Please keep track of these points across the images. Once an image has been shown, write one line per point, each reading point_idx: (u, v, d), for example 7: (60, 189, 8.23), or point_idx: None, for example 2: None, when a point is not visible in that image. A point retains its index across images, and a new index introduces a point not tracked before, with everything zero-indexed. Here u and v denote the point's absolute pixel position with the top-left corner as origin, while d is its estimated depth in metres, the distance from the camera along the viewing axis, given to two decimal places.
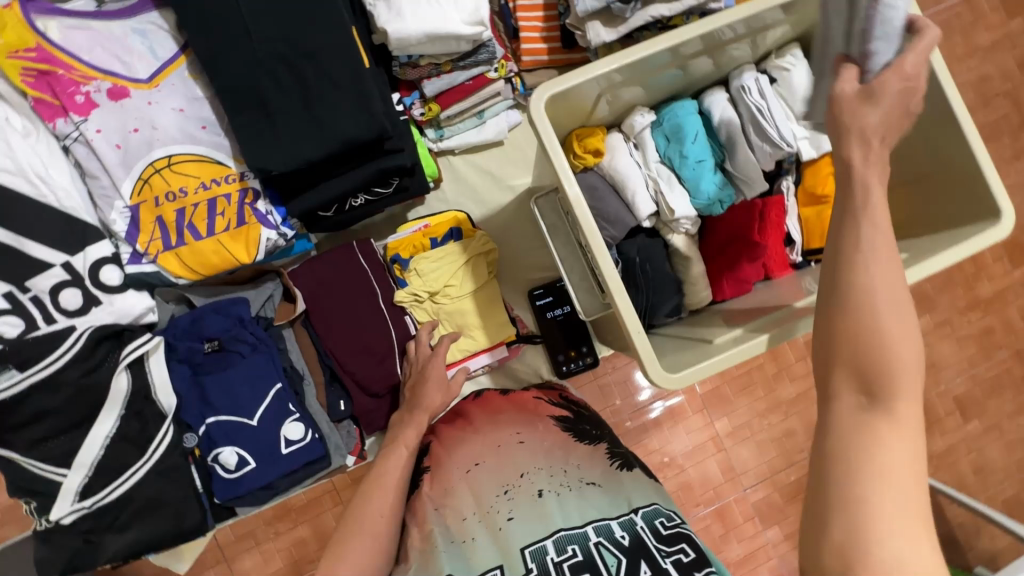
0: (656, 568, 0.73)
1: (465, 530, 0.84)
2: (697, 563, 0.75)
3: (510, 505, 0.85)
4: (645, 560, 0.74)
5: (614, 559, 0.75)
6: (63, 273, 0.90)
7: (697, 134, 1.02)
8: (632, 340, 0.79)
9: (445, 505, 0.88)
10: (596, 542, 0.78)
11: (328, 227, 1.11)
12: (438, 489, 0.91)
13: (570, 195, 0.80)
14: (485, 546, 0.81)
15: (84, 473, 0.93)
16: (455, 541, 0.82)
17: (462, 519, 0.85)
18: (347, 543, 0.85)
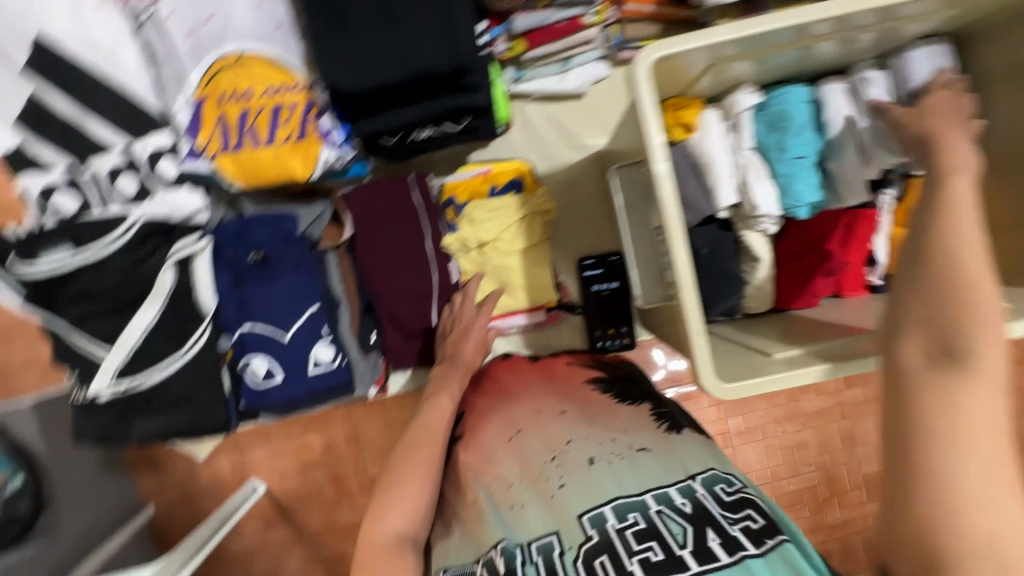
0: (725, 538, 0.67)
1: (512, 497, 0.80)
2: (768, 534, 0.67)
3: (559, 472, 0.79)
4: (711, 527, 0.68)
5: (678, 528, 0.69)
6: (121, 159, 0.90)
7: (802, 126, 0.92)
8: (691, 339, 0.75)
9: (490, 473, 0.84)
10: (657, 509, 0.72)
11: (385, 155, 1.06)
12: (482, 456, 0.87)
13: (656, 171, 0.73)
14: (534, 514, 0.76)
15: (123, 356, 0.96)
16: (504, 509, 0.79)
17: (508, 487, 0.81)
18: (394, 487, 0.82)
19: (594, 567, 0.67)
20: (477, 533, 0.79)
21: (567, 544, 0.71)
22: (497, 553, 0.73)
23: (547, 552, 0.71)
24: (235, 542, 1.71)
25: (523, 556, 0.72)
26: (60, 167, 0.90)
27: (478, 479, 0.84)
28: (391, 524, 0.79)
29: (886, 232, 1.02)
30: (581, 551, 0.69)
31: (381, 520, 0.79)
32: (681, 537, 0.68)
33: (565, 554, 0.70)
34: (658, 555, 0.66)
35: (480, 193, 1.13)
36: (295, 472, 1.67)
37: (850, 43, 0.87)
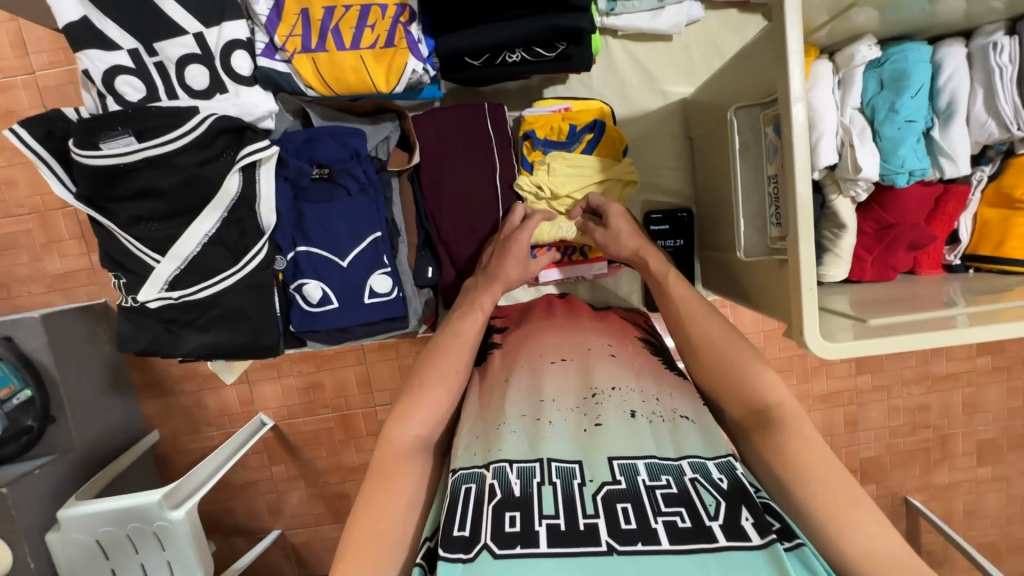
0: (759, 519, 0.60)
1: (542, 412, 0.78)
2: (788, 534, 0.60)
3: (596, 411, 0.77)
4: (746, 505, 0.62)
5: (711, 500, 0.63)
6: (193, 46, 0.81)
7: (920, 88, 0.87)
8: (800, 296, 0.72)
9: (527, 385, 0.84)
10: (691, 477, 0.66)
11: (463, 81, 0.99)
12: (521, 369, 0.87)
13: (791, 113, 0.68)
14: (558, 437, 0.73)
15: (178, 265, 0.90)
16: (527, 419, 0.77)
17: (540, 402, 0.80)
18: (424, 389, 0.79)
19: (614, 511, 0.63)
20: (490, 438, 0.75)
21: (589, 477, 0.67)
22: (506, 466, 0.69)
23: (565, 477, 0.67)
24: (238, 474, 1.69)
25: (539, 476, 0.68)
26: (124, 47, 0.80)
27: (510, 388, 0.84)
28: (412, 427, 0.75)
29: (972, 211, 1.00)
30: (603, 488, 0.65)
31: (404, 423, 0.75)
32: (713, 510, 0.62)
33: (586, 485, 0.66)
34: (684, 522, 0.61)
35: (558, 131, 1.06)
36: (302, 411, 1.64)
37: (982, 3, 0.82)
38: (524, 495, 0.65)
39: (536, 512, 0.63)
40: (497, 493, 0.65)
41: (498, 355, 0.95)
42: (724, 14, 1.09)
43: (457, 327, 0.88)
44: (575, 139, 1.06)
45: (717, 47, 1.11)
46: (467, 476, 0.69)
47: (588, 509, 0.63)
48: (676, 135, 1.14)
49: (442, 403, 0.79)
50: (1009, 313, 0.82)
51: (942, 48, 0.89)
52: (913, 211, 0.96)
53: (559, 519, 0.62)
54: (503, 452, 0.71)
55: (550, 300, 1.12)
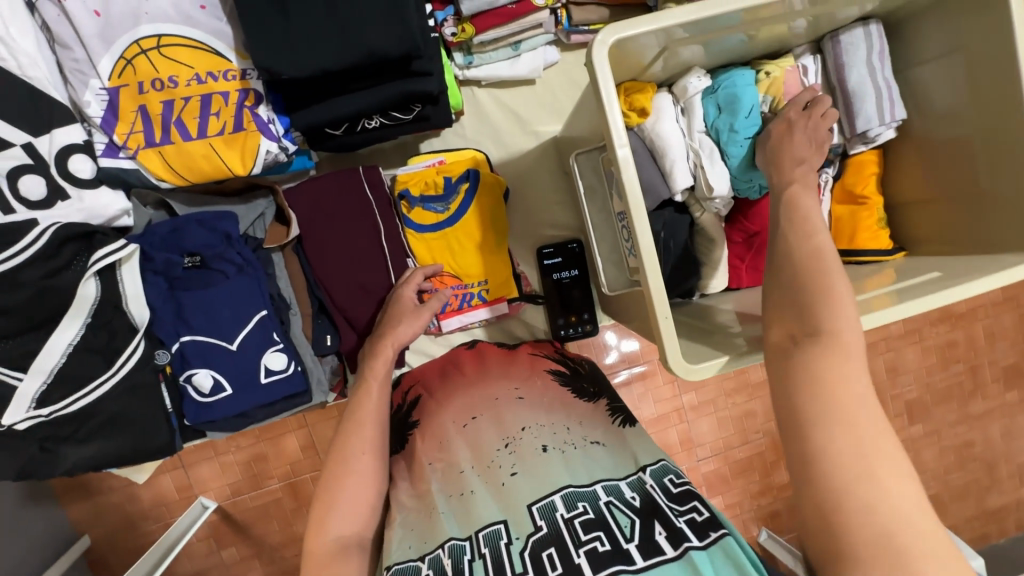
0: (672, 530, 0.63)
1: (461, 485, 0.76)
2: (713, 525, 0.62)
3: (513, 460, 0.77)
4: (658, 519, 0.64)
5: (626, 520, 0.65)
6: (24, 156, 0.78)
7: (752, 108, 0.91)
8: (658, 325, 0.75)
9: (443, 459, 0.81)
10: (605, 501, 0.68)
11: (331, 149, 0.99)
12: (435, 445, 0.84)
13: (618, 155, 0.72)
14: (484, 503, 0.72)
15: (43, 380, 0.85)
16: (452, 498, 0.75)
17: (458, 473, 0.78)
18: (336, 488, 0.75)
19: (540, 560, 0.62)
20: (421, 527, 0.72)
21: (515, 534, 0.66)
22: (441, 551, 0.67)
23: (492, 542, 0.66)
24: (183, 566, 1.59)
25: (470, 552, 0.66)
26: None
27: (428, 467, 0.81)
28: (333, 529, 0.73)
29: (826, 211, 1.07)
30: (529, 540, 0.65)
31: (321, 529, 0.73)
32: (629, 531, 0.63)
33: (513, 543, 0.65)
34: (604, 546, 0.62)
35: (433, 185, 1.08)
36: (248, 486, 1.55)
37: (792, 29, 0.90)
38: (456, 571, 0.64)
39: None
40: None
41: (414, 434, 0.88)
42: (579, 54, 1.15)
43: (349, 417, 0.82)
44: (452, 191, 1.08)
45: (579, 85, 1.16)
46: (404, 569, 0.66)
47: (516, 567, 0.62)
48: (553, 171, 1.18)
49: (363, 492, 0.76)
50: (879, 300, 0.86)
51: (775, 69, 0.94)
52: (772, 217, 1.02)
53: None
54: (439, 537, 0.69)
55: (458, 352, 1.06)
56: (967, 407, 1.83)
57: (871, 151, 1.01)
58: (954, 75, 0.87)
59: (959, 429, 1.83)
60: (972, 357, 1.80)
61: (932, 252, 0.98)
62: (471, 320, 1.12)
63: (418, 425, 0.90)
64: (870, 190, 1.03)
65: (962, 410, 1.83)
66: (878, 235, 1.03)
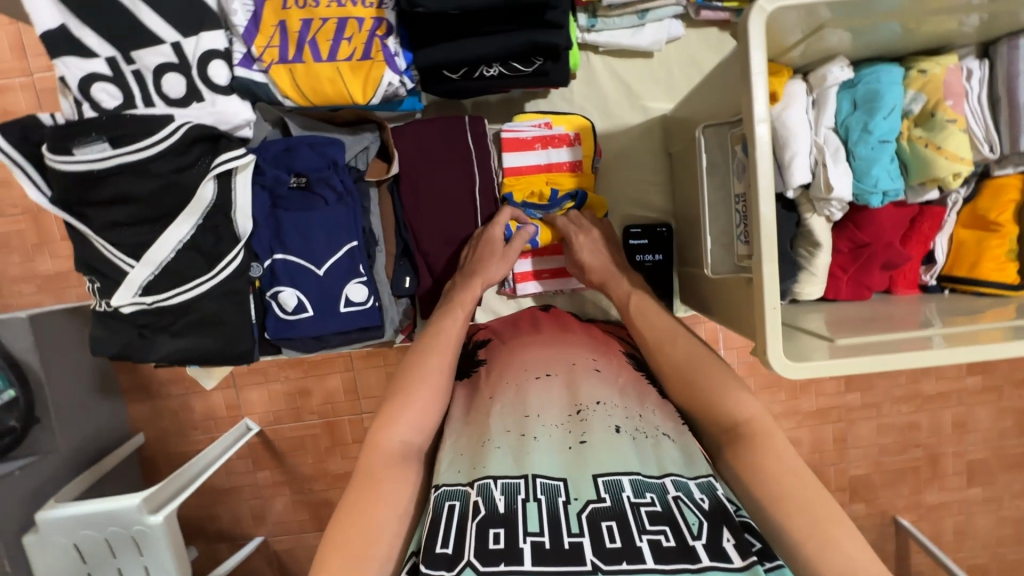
0: (740, 540, 0.56)
1: (525, 427, 0.71)
2: (766, 555, 0.57)
3: (581, 427, 0.70)
4: (728, 525, 0.58)
5: (694, 519, 0.58)
6: (170, 55, 0.83)
7: (893, 109, 0.87)
8: (764, 315, 0.72)
9: (509, 400, 0.76)
10: (674, 495, 0.61)
11: (443, 94, 0.99)
12: (503, 387, 0.79)
13: (756, 133, 0.68)
14: (543, 453, 0.67)
15: (152, 271, 0.91)
16: (510, 436, 0.70)
17: (523, 416, 0.73)
18: (408, 395, 0.75)
19: (598, 530, 0.58)
20: (473, 454, 0.69)
21: (573, 495, 0.61)
22: (491, 483, 0.63)
23: (550, 495, 0.61)
24: (222, 479, 1.67)
25: (524, 492, 0.61)
26: (102, 55, 0.83)
27: (493, 404, 0.76)
28: (399, 432, 0.71)
29: (948, 232, 1.00)
30: (588, 507, 0.60)
31: (390, 428, 0.71)
32: (696, 529, 0.57)
33: (571, 503, 0.60)
34: (669, 541, 0.56)
35: (533, 149, 1.08)
36: (288, 417, 1.61)
37: (952, 28, 0.83)
38: (509, 511, 0.60)
39: (520, 529, 0.58)
40: (481, 510, 0.60)
41: (481, 370, 0.88)
42: (705, 33, 1.10)
43: (432, 336, 0.84)
44: (558, 203, 1.08)
45: (697, 64, 1.12)
46: (452, 492, 0.64)
47: (573, 527, 0.58)
48: (655, 150, 1.15)
49: (431, 407, 0.75)
50: (987, 334, 0.82)
51: (935, 67, 0.87)
52: (887, 230, 0.96)
53: (543, 536, 0.57)
54: (488, 469, 0.65)
55: (533, 313, 1.06)
56: None
57: (1015, 176, 0.93)
58: None
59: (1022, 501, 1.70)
60: None
61: None
62: (549, 288, 1.14)
63: (485, 364, 0.90)
64: (1005, 217, 0.95)
65: None
66: (1005, 267, 0.95)
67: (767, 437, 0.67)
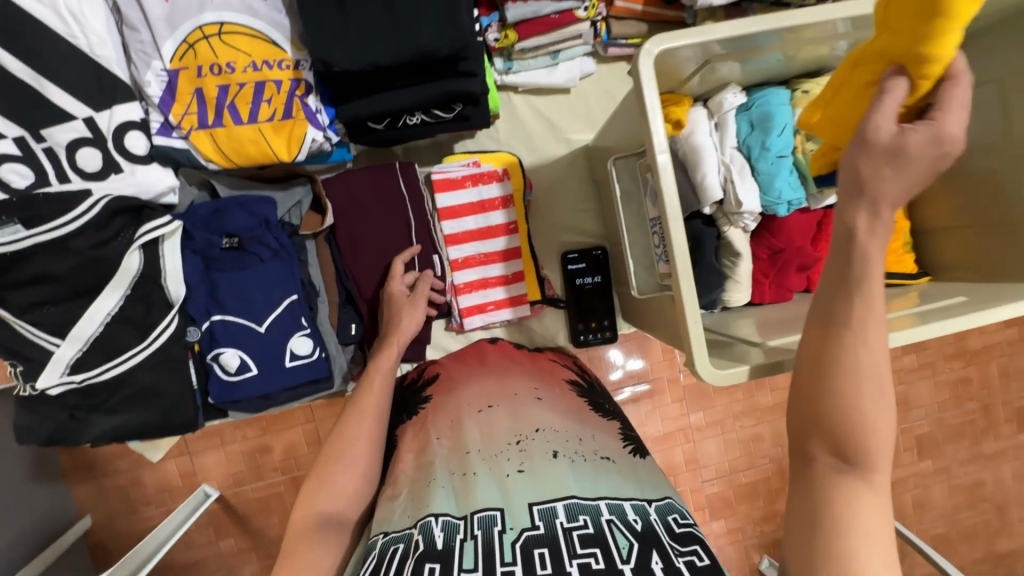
0: (670, 564, 0.55)
1: (466, 465, 0.72)
2: (714, 569, 0.55)
3: (522, 456, 0.72)
4: (657, 549, 0.57)
5: (624, 542, 0.58)
6: (84, 130, 0.83)
7: (785, 127, 0.95)
8: (687, 329, 0.77)
9: (452, 440, 0.77)
10: (607, 519, 0.61)
11: (372, 143, 1.03)
12: (445, 424, 0.81)
13: (658, 162, 0.74)
14: (485, 488, 0.68)
15: (79, 347, 0.88)
16: (454, 476, 0.71)
17: (464, 453, 0.74)
18: (332, 467, 0.75)
19: (530, 557, 0.57)
20: (419, 497, 0.70)
21: (509, 524, 0.62)
22: (432, 519, 0.64)
23: (486, 527, 0.62)
24: (181, 554, 1.57)
25: (462, 531, 0.62)
26: (9, 136, 0.81)
27: (436, 445, 0.77)
28: (318, 505, 0.72)
29: None
30: (522, 535, 0.60)
31: (310, 502, 0.72)
32: (626, 552, 0.56)
33: (506, 532, 0.61)
34: (598, 563, 0.55)
35: (465, 188, 1.11)
36: (250, 477, 1.55)
37: (824, 52, 0.93)
38: (446, 547, 0.60)
39: (456, 564, 0.57)
40: (421, 546, 0.60)
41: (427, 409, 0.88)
42: (615, 67, 1.18)
43: (355, 402, 0.83)
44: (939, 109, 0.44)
45: (611, 96, 1.19)
46: (398, 536, 0.64)
47: (505, 556, 0.58)
48: (582, 178, 1.21)
49: (357, 479, 0.76)
50: (900, 321, 0.89)
51: (814, 87, 0.97)
52: (797, 234, 1.04)
53: (476, 570, 0.56)
54: (431, 507, 0.66)
55: (481, 344, 1.07)
56: (978, 446, 1.81)
57: None
58: (985, 105, 0.88)
59: (970, 467, 1.81)
60: (986, 396, 1.79)
61: (959, 279, 0.98)
62: (494, 319, 1.14)
63: (431, 401, 0.90)
64: (896, 214, 1.05)
65: (974, 448, 1.80)
66: (903, 259, 1.05)
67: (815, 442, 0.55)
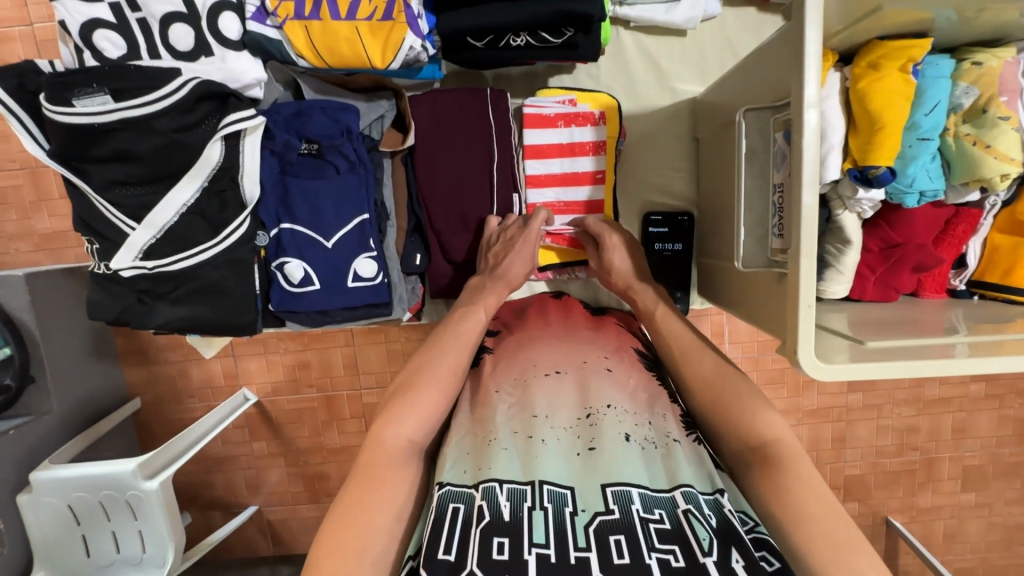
0: (751, 562, 0.53)
1: (533, 429, 0.68)
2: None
3: (591, 432, 0.67)
4: (737, 546, 0.55)
5: (705, 534, 0.55)
6: (179, 4, 0.81)
7: (937, 104, 0.82)
8: (797, 314, 0.68)
9: (516, 399, 0.73)
10: (684, 509, 0.58)
11: (465, 63, 0.94)
12: (509, 383, 0.77)
13: (803, 121, 0.64)
14: (552, 459, 0.64)
15: (153, 234, 0.87)
16: (518, 437, 0.67)
17: (531, 417, 0.69)
18: (410, 393, 0.71)
19: (606, 544, 0.55)
20: (478, 453, 0.66)
21: (581, 506, 0.59)
22: (496, 486, 0.60)
23: (556, 503, 0.58)
24: (217, 448, 1.65)
25: (530, 499, 0.59)
26: (105, 0, 0.80)
27: (499, 402, 0.73)
28: (405, 430, 0.68)
29: (982, 236, 0.97)
30: (595, 519, 0.57)
31: (390, 427, 0.67)
32: (707, 545, 0.54)
33: (578, 515, 0.58)
34: (679, 561, 0.53)
35: (556, 128, 1.03)
36: (286, 389, 1.58)
37: (1012, 18, 0.78)
38: (514, 519, 0.57)
39: (525, 539, 0.55)
40: (486, 516, 0.57)
41: (487, 358, 0.85)
42: (742, 12, 1.05)
43: (431, 343, 0.79)
44: None
45: (732, 48, 1.07)
46: (456, 494, 0.60)
47: (579, 541, 0.55)
48: (681, 134, 1.10)
49: (435, 404, 0.71)
50: (1012, 346, 0.78)
51: (990, 59, 0.82)
52: (920, 230, 0.92)
53: (549, 548, 0.54)
54: (493, 471, 0.62)
55: (544, 299, 1.03)
56: None
57: None
58: None
59: (1015, 509, 1.69)
60: None
61: None
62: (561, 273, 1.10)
63: (492, 354, 0.86)
64: None
65: None
66: None
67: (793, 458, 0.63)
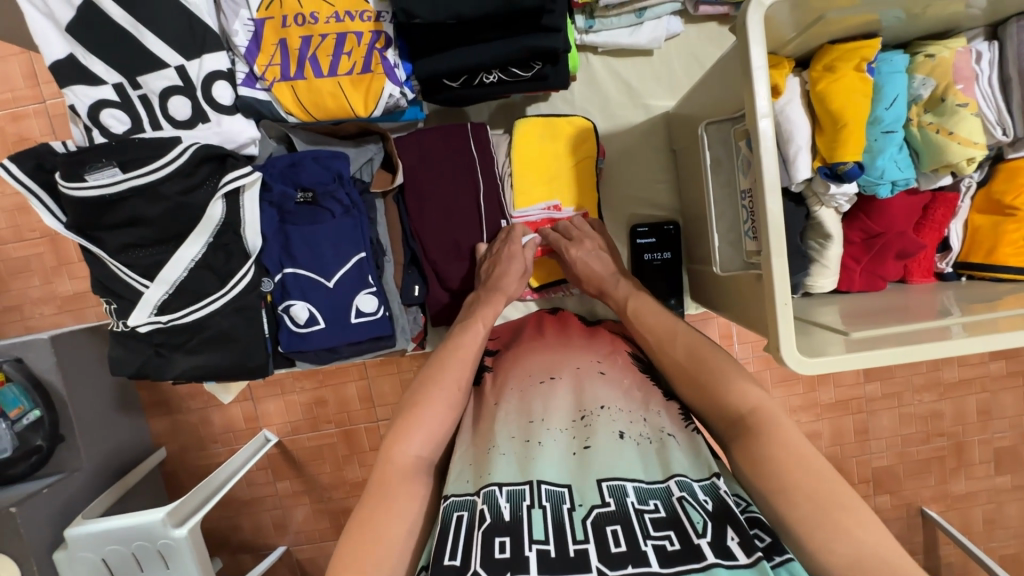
0: (745, 538, 0.55)
1: (530, 433, 0.71)
2: (776, 550, 0.56)
3: (586, 432, 0.70)
4: (732, 525, 0.57)
5: (698, 518, 0.58)
6: (175, 78, 0.88)
7: (897, 97, 0.84)
8: (775, 311, 0.71)
9: (515, 407, 0.76)
10: (679, 497, 0.61)
11: (443, 102, 0.99)
12: (509, 392, 0.80)
13: (759, 128, 0.68)
14: (548, 459, 0.66)
15: (165, 290, 0.92)
16: (516, 442, 0.70)
17: (528, 422, 0.73)
18: (420, 408, 0.74)
19: (603, 534, 0.57)
20: (479, 463, 0.69)
21: (578, 501, 0.61)
22: (496, 489, 0.62)
23: (554, 501, 0.61)
24: (243, 490, 1.68)
25: (529, 498, 0.61)
26: (109, 82, 0.87)
27: (499, 410, 0.76)
28: (413, 447, 0.71)
29: (963, 217, 0.98)
30: (592, 512, 0.60)
31: (403, 442, 0.71)
32: (701, 527, 0.57)
33: (575, 510, 0.60)
34: (673, 545, 0.56)
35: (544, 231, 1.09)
36: (306, 426, 1.62)
37: (958, 10, 0.81)
38: (514, 519, 0.59)
39: (526, 537, 0.57)
40: (487, 518, 0.59)
41: (489, 374, 0.89)
42: (704, 28, 1.10)
43: (437, 356, 0.83)
44: None
45: (698, 61, 1.11)
46: (460, 503, 0.64)
47: (578, 534, 0.58)
48: (658, 147, 1.15)
49: (442, 420, 0.74)
50: (1006, 321, 0.79)
51: (942, 50, 0.86)
52: (899, 218, 0.94)
53: (549, 544, 0.57)
54: (493, 476, 0.65)
55: (541, 315, 1.06)
56: None
57: None
58: None
59: None
60: None
61: None
62: (555, 291, 1.15)
63: (493, 371, 0.89)
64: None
65: None
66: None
67: (777, 428, 0.65)
